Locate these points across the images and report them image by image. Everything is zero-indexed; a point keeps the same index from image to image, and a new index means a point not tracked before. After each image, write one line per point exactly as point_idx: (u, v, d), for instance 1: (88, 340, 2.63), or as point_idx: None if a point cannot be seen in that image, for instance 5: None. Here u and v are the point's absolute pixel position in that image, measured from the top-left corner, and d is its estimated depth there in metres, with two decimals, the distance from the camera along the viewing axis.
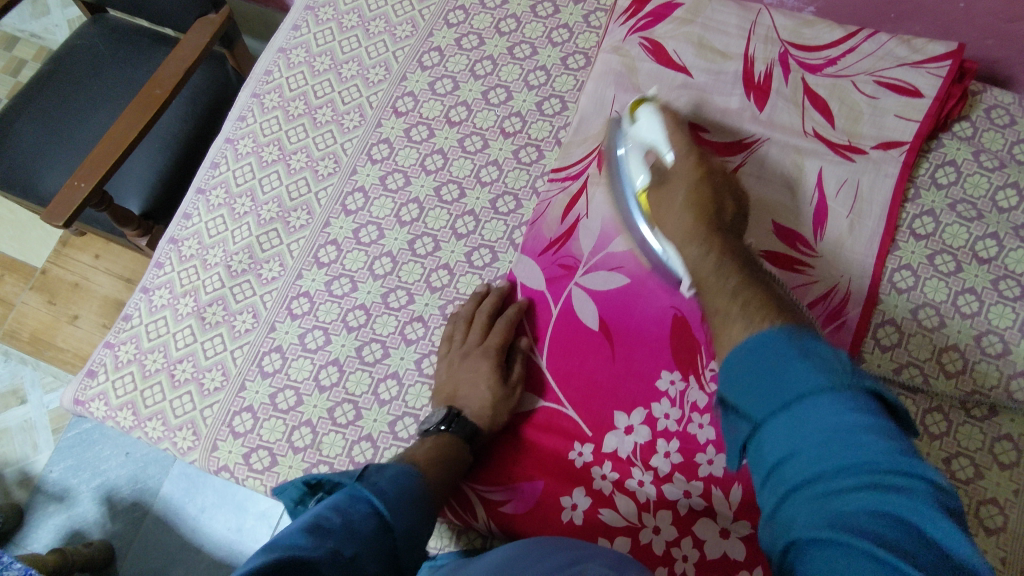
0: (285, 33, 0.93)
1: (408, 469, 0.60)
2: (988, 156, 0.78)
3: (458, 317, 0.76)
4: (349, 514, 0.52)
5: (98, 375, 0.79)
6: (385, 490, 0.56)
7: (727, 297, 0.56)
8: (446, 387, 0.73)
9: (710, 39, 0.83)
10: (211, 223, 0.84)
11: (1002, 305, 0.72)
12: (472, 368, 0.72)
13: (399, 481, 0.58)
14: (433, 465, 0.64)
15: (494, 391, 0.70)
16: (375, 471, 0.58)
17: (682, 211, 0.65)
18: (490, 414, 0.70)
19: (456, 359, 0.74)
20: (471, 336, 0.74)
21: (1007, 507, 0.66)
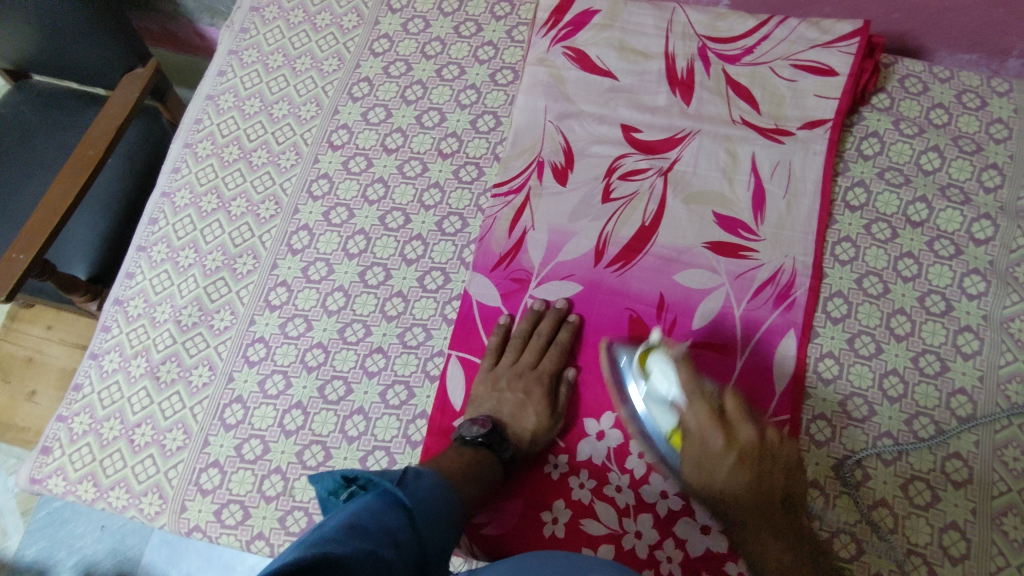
0: (211, 80, 0.92)
1: (443, 480, 0.61)
2: (907, 124, 0.81)
3: (515, 337, 0.75)
4: (386, 518, 0.51)
5: (53, 450, 0.76)
6: (421, 499, 0.56)
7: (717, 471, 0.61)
8: (487, 402, 0.72)
9: (630, 41, 0.85)
10: (156, 280, 0.82)
11: (939, 265, 0.75)
12: (522, 391, 0.72)
13: (435, 493, 0.58)
14: (468, 481, 0.64)
15: (540, 419, 0.70)
16: (414, 479, 0.58)
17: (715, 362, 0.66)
18: (530, 440, 0.70)
19: (504, 377, 0.73)
20: (525, 358, 0.74)
21: (970, 459, 0.68)
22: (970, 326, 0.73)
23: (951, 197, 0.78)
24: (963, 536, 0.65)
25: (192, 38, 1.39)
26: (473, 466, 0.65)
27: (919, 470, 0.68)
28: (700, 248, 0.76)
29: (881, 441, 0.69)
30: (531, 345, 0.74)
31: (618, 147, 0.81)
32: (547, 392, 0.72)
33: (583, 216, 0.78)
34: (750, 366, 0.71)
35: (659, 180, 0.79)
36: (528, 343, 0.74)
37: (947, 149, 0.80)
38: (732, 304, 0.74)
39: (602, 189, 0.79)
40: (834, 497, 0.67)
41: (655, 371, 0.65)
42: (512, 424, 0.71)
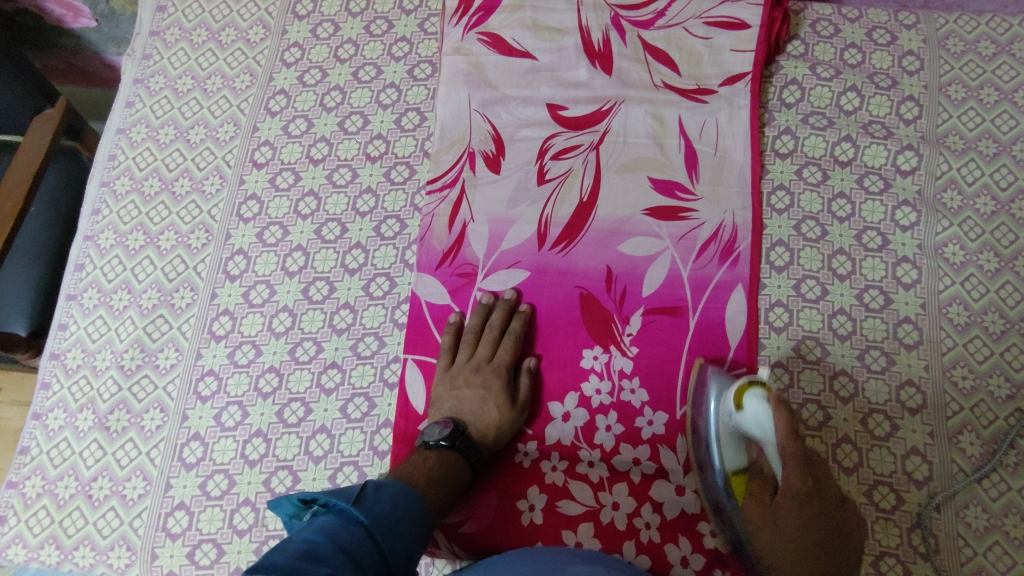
0: (120, 113, 0.89)
1: (408, 488, 0.60)
2: (824, 67, 0.82)
3: (467, 332, 0.74)
4: (342, 539, 0.51)
5: (8, 519, 0.73)
6: (380, 512, 0.56)
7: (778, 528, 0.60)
8: (448, 400, 0.71)
9: (543, 19, 0.84)
10: (90, 327, 0.79)
11: (871, 201, 0.77)
12: (481, 385, 0.70)
13: (396, 503, 0.58)
14: (435, 485, 0.63)
15: (502, 412, 0.70)
16: (373, 492, 0.58)
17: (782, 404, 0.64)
18: (494, 434, 0.69)
19: (462, 374, 0.72)
20: (479, 352, 0.72)
21: (922, 384, 0.70)
22: (907, 257, 0.74)
23: (873, 133, 0.79)
24: (924, 459, 0.67)
25: (101, 71, 1.34)
26: (436, 472, 0.64)
27: (876, 403, 0.70)
28: (640, 216, 0.76)
29: (837, 379, 0.71)
30: (484, 338, 0.73)
31: (546, 128, 0.80)
32: (507, 384, 0.71)
33: (520, 201, 0.78)
34: (703, 325, 0.72)
35: (591, 154, 0.79)
36: (481, 337, 0.73)
37: (865, 87, 0.81)
38: (679, 266, 0.74)
39: (536, 171, 0.79)
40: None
41: None
42: (474, 420, 0.69)
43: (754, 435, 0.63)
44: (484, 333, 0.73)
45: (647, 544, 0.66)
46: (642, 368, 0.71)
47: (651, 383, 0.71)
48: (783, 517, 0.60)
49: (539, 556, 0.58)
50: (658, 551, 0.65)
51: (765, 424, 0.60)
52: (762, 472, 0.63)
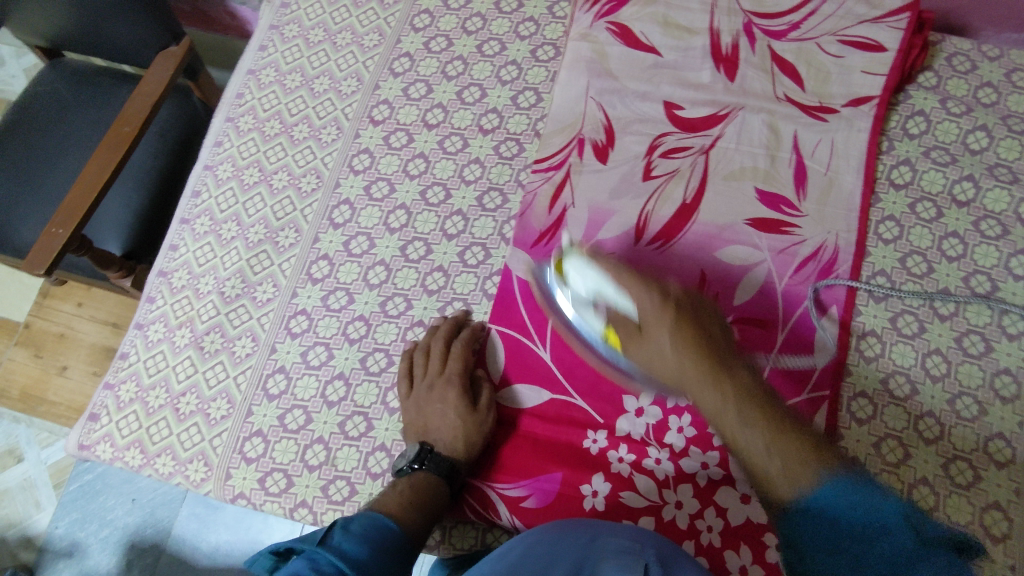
0: (252, 55, 0.93)
1: (375, 520, 0.61)
2: (955, 103, 0.80)
3: (417, 352, 0.75)
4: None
5: (101, 418, 0.78)
6: (352, 552, 0.57)
7: (733, 425, 0.56)
8: (417, 421, 0.71)
9: (674, 17, 0.85)
10: (198, 252, 0.83)
11: (985, 245, 0.74)
12: (441, 400, 0.71)
13: (365, 537, 0.59)
14: (406, 508, 0.64)
15: (467, 422, 0.69)
16: (342, 531, 0.59)
17: (667, 340, 0.61)
18: (464, 444, 0.69)
19: (421, 391, 0.72)
20: (432, 365, 0.73)
21: (1013, 439, 0.67)
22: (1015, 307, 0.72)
23: (998, 176, 0.77)
24: (1004, 515, 0.65)
25: (224, 16, 1.40)
26: (410, 493, 0.65)
27: (961, 450, 0.67)
28: (741, 225, 0.76)
29: (923, 419, 0.69)
30: (432, 353, 0.74)
31: (659, 125, 0.81)
32: (464, 393, 0.71)
33: (624, 194, 0.78)
34: (790, 341, 0.71)
35: (700, 158, 0.79)
36: (430, 353, 0.74)
37: (996, 129, 0.79)
38: (774, 280, 0.74)
39: (643, 166, 0.79)
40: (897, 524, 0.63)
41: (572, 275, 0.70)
42: (443, 435, 0.70)
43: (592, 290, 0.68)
44: (434, 349, 0.74)
45: (706, 547, 0.66)
46: None
47: None
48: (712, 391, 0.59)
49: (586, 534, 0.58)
50: (716, 556, 0.65)
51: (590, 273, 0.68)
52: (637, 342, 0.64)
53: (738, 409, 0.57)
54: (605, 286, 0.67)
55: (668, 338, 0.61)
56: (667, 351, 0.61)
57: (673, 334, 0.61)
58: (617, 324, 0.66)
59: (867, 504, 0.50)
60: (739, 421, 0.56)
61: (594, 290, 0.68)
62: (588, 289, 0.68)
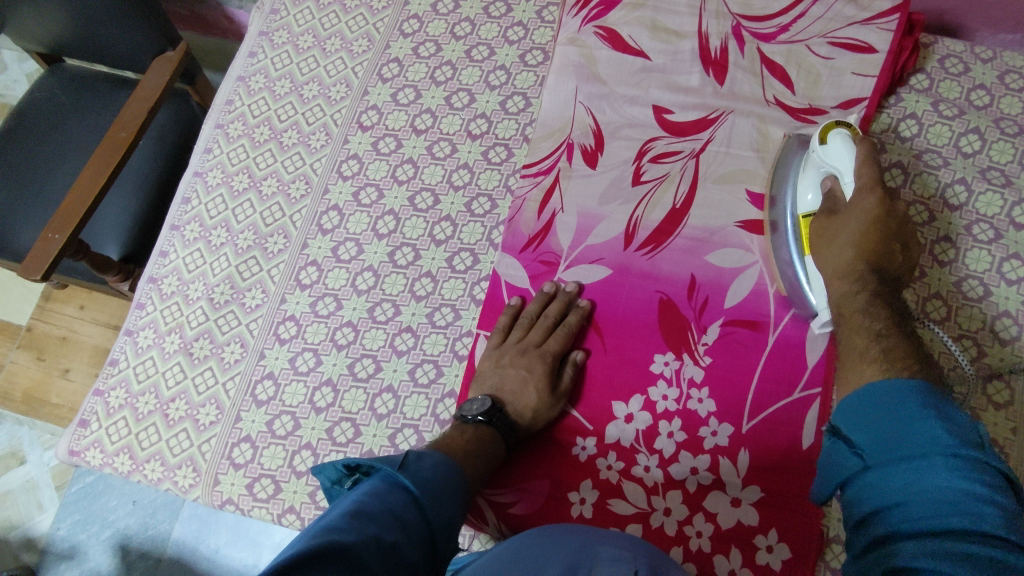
0: (243, 62, 0.93)
1: (447, 459, 0.60)
2: (947, 105, 0.79)
3: (523, 317, 0.74)
4: (390, 504, 0.52)
5: (91, 423, 0.78)
6: (424, 480, 0.56)
7: (865, 358, 0.56)
8: (491, 381, 0.71)
9: (662, 20, 0.84)
10: (188, 258, 0.83)
11: (978, 249, 0.74)
12: (524, 368, 0.70)
13: (439, 471, 0.58)
14: (471, 459, 0.64)
15: (541, 398, 0.69)
16: (416, 460, 0.58)
17: (847, 253, 0.63)
18: (530, 417, 0.69)
19: (511, 353, 0.72)
20: (532, 336, 0.72)
21: (1006, 445, 0.67)
22: (1008, 312, 0.71)
23: (991, 179, 0.76)
24: None
25: (221, 21, 1.40)
26: (474, 444, 0.65)
27: None
28: (731, 229, 0.75)
29: None
30: (537, 325, 0.73)
31: (648, 129, 0.80)
32: (552, 370, 0.71)
33: (613, 199, 0.78)
34: (781, 342, 0.71)
35: (690, 161, 0.78)
36: (535, 323, 0.73)
37: (989, 131, 0.78)
38: (765, 283, 0.73)
39: (632, 171, 0.79)
40: None
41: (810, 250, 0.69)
42: (512, 400, 0.70)
43: (832, 173, 0.69)
44: (539, 321, 0.73)
45: (695, 553, 0.65)
46: (713, 379, 0.70)
47: (720, 395, 0.70)
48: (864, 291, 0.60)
49: (579, 541, 0.57)
50: (705, 562, 0.65)
51: (845, 152, 0.67)
52: (833, 254, 0.64)
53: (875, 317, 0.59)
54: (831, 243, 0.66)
55: (857, 247, 0.63)
56: (844, 253, 0.63)
57: (856, 255, 0.62)
58: (830, 253, 0.64)
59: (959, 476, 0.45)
60: (870, 335, 0.56)
61: (834, 167, 0.68)
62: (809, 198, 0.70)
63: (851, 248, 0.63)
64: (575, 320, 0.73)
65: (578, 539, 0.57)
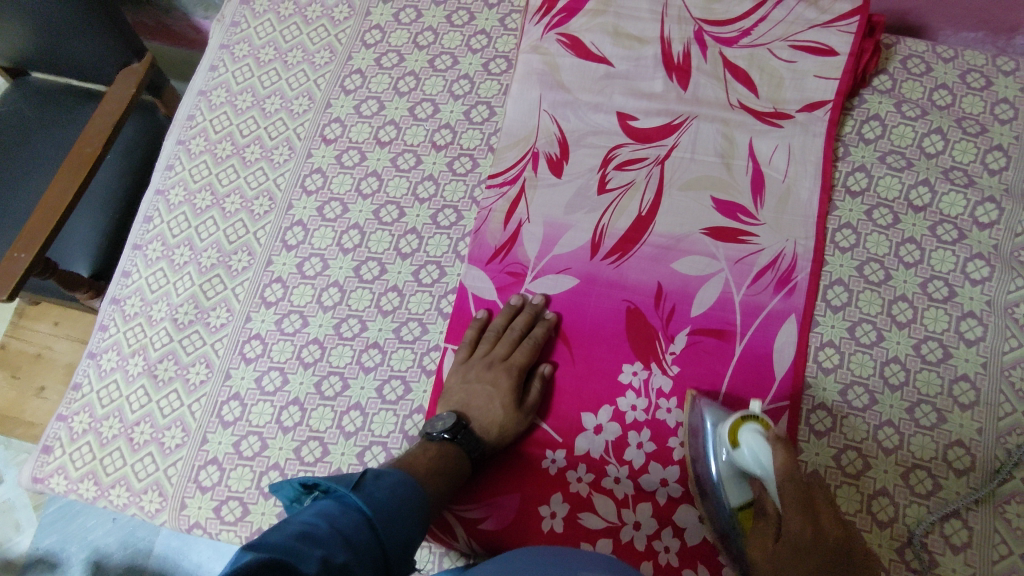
0: (203, 76, 0.92)
1: (408, 478, 0.60)
2: (910, 106, 0.79)
3: (490, 331, 0.73)
4: (341, 525, 0.51)
5: (54, 450, 0.77)
6: (380, 500, 0.56)
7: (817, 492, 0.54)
8: (456, 396, 0.71)
9: (625, 26, 0.84)
10: (151, 278, 0.82)
11: (942, 250, 0.74)
12: (491, 383, 0.70)
13: (398, 490, 0.58)
14: (435, 476, 0.63)
15: (507, 413, 0.69)
16: (373, 479, 0.57)
17: (781, 476, 0.58)
18: (497, 432, 0.68)
19: (477, 368, 0.72)
20: (498, 350, 0.72)
21: (973, 447, 0.67)
22: (973, 312, 0.71)
23: (954, 179, 0.76)
24: (965, 524, 0.64)
25: (188, 31, 1.38)
26: (437, 462, 0.65)
27: (921, 459, 0.67)
28: (697, 236, 0.75)
29: (882, 429, 0.68)
30: (503, 338, 0.72)
31: (613, 137, 0.80)
32: (517, 385, 0.70)
33: (579, 208, 0.77)
34: (749, 351, 0.71)
35: (655, 169, 0.78)
36: (502, 336, 0.73)
37: (951, 131, 0.78)
38: (732, 290, 0.73)
39: (598, 180, 0.78)
40: (906, 507, 0.65)
41: (744, 445, 0.61)
42: (478, 415, 0.69)
43: (760, 476, 0.60)
44: (506, 334, 0.73)
45: (665, 567, 0.65)
46: (682, 390, 0.70)
47: (689, 406, 0.69)
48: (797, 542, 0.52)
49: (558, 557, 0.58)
50: None
51: (764, 451, 0.60)
52: (765, 476, 0.60)
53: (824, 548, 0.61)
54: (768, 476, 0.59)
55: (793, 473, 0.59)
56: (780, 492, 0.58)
57: (775, 492, 0.58)
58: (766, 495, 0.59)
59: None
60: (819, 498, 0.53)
61: (757, 472, 0.60)
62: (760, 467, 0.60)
63: (779, 460, 0.59)
64: (542, 333, 0.73)
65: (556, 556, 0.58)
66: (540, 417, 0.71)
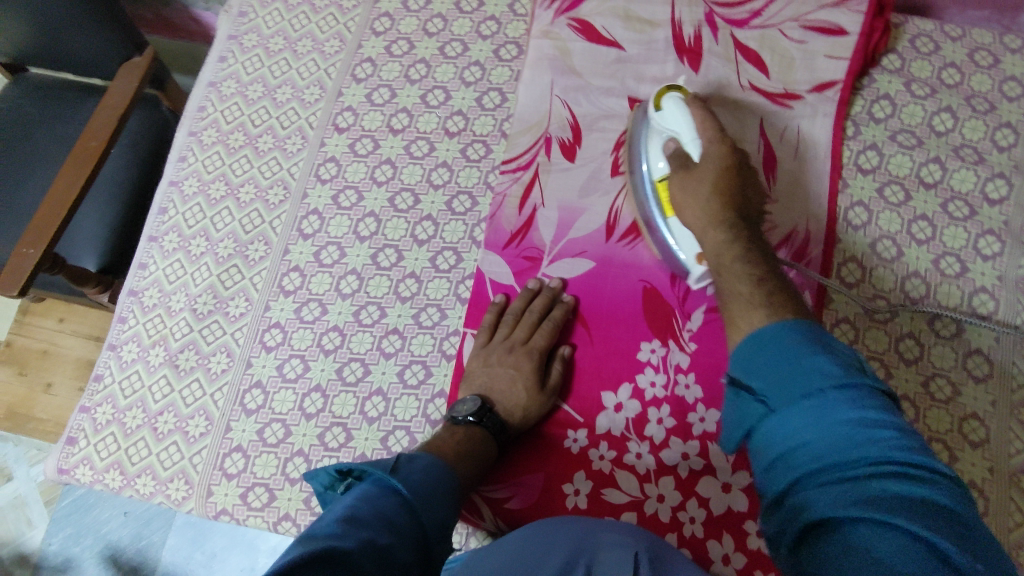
0: (213, 66, 0.92)
1: (439, 461, 0.60)
2: (919, 85, 0.80)
3: (508, 314, 0.74)
4: (382, 503, 0.53)
5: (79, 441, 0.77)
6: (415, 481, 0.57)
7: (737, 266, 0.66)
8: (480, 380, 0.72)
9: (635, 10, 0.84)
10: (168, 269, 0.83)
11: (954, 226, 0.75)
12: (513, 366, 0.71)
13: (432, 473, 0.58)
14: (466, 459, 0.64)
15: (531, 395, 0.70)
16: (407, 462, 0.58)
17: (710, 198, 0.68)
18: (522, 414, 0.70)
19: (498, 351, 0.73)
20: (517, 332, 0.73)
21: (987, 418, 0.68)
22: (984, 287, 0.73)
23: (964, 157, 0.77)
24: (980, 493, 0.66)
25: (188, 23, 1.38)
26: (464, 446, 0.65)
27: (936, 431, 0.68)
28: None
29: (898, 403, 0.69)
30: (522, 321, 0.73)
31: (625, 120, 0.80)
32: (539, 366, 0.71)
33: (593, 192, 0.78)
34: None
35: None
36: (521, 319, 0.74)
37: (960, 109, 0.79)
38: None
39: (611, 163, 0.79)
40: None
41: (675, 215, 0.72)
42: (501, 399, 0.70)
43: (671, 135, 0.72)
44: (524, 317, 0.74)
45: (689, 539, 0.66)
46: (699, 366, 0.71)
47: (707, 382, 0.71)
48: (713, 205, 0.68)
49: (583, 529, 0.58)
50: (699, 547, 0.66)
51: (681, 116, 0.71)
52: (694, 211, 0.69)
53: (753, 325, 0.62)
54: (694, 127, 0.70)
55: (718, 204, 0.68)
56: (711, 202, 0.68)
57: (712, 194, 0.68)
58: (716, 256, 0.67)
59: (896, 487, 0.46)
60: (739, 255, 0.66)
61: (673, 130, 0.71)
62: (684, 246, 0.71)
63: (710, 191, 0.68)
64: (560, 315, 0.73)
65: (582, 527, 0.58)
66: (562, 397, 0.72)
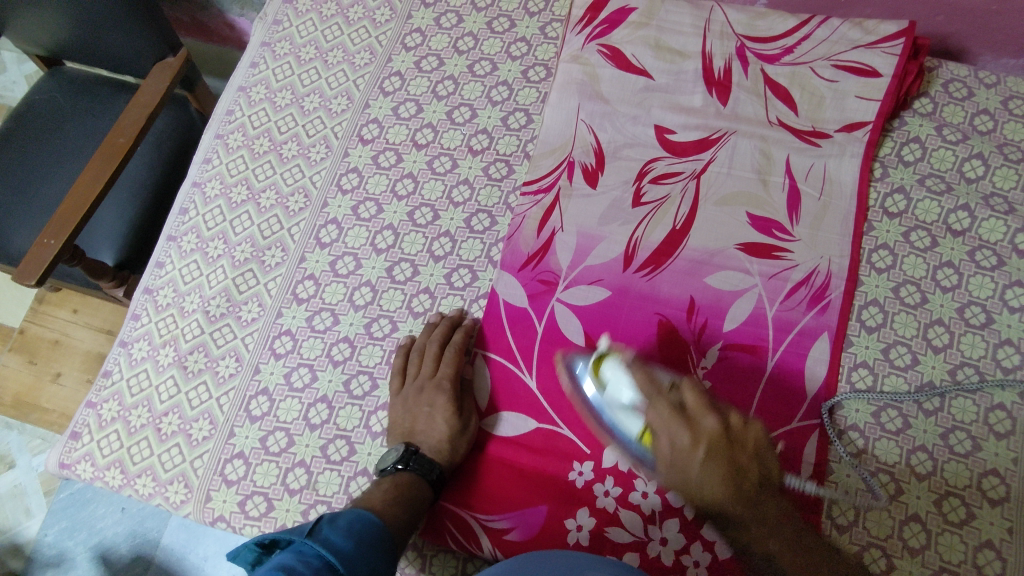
0: (244, 72, 0.93)
1: (364, 515, 0.60)
2: (950, 130, 0.79)
3: (413, 352, 0.74)
4: (300, 573, 0.51)
5: (82, 436, 0.77)
6: (338, 544, 0.56)
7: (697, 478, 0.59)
8: (404, 421, 0.71)
9: (666, 40, 0.84)
10: (184, 270, 0.83)
11: (981, 276, 0.73)
12: (428, 403, 0.70)
13: (356, 528, 0.58)
14: (392, 505, 0.63)
15: (452, 427, 0.69)
16: (328, 524, 0.57)
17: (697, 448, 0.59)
18: (449, 449, 0.68)
19: (411, 393, 0.72)
20: (424, 368, 0.72)
21: (1008, 476, 0.66)
22: (1010, 340, 0.71)
23: (994, 206, 0.76)
24: (998, 555, 0.63)
25: (222, 28, 1.40)
26: (394, 492, 0.64)
27: (954, 486, 0.66)
28: (732, 251, 0.75)
29: (915, 454, 0.67)
30: (426, 356, 0.73)
31: (649, 149, 0.80)
32: (456, 399, 0.70)
33: (613, 219, 0.77)
34: (780, 367, 0.70)
35: (691, 183, 0.78)
36: (425, 354, 0.73)
37: (992, 157, 0.77)
38: (765, 306, 0.72)
39: (633, 192, 0.78)
40: (939, 535, 0.64)
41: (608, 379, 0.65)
42: (425, 437, 0.69)
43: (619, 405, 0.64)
44: (426, 351, 0.73)
45: None
46: None
47: None
48: (699, 477, 0.59)
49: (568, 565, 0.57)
50: None
51: (626, 386, 0.64)
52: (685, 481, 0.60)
53: (704, 465, 0.58)
54: (643, 397, 0.62)
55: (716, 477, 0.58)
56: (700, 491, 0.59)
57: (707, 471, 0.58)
58: (663, 438, 0.61)
59: None
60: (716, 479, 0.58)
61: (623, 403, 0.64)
62: (626, 391, 0.64)
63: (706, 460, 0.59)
64: (450, 352, 0.73)
65: (569, 565, 0.57)
66: (494, 424, 0.71)
